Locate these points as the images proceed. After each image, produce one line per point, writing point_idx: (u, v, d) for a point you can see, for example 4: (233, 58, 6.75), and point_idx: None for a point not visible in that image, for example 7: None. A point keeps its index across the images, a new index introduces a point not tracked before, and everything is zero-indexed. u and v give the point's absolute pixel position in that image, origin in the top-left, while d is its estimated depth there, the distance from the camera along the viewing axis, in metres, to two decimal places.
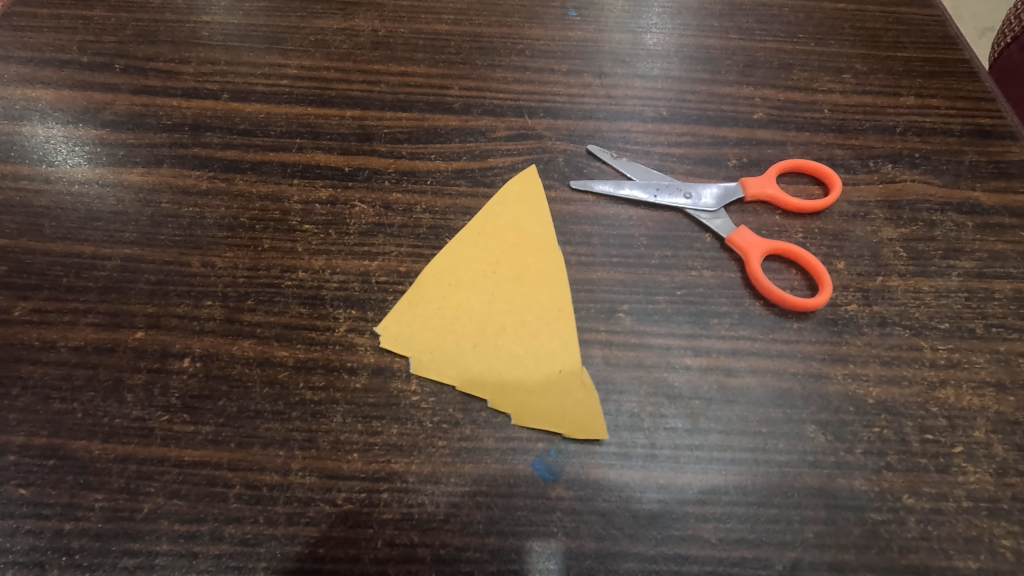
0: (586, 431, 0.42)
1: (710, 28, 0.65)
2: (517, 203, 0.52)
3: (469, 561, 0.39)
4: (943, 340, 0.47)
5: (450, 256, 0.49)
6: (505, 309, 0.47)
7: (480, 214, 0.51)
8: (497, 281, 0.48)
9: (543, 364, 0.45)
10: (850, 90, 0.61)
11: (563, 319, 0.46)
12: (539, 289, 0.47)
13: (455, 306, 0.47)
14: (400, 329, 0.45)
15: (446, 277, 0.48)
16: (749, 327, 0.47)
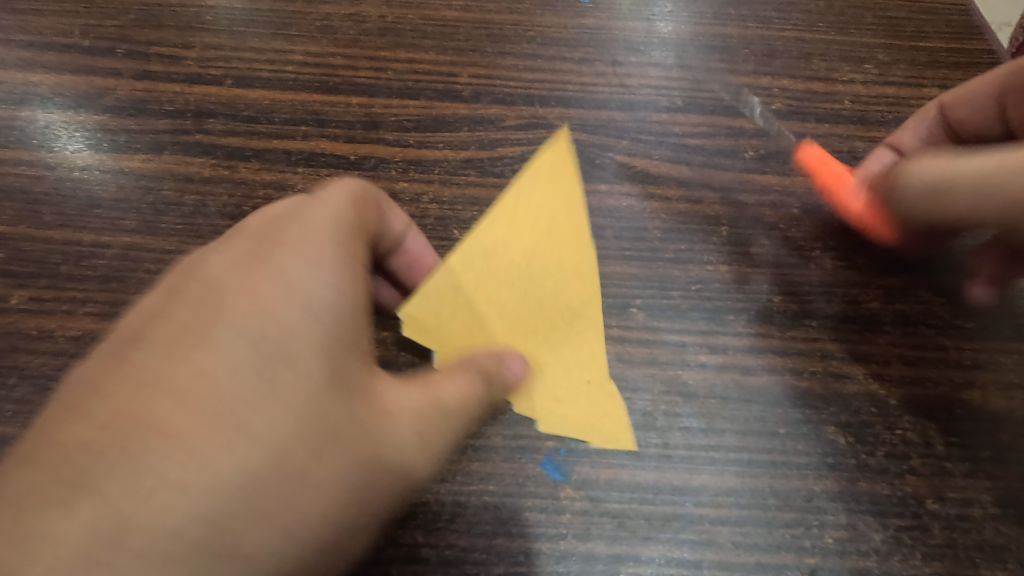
0: (612, 441, 0.40)
1: (727, 16, 0.63)
2: (564, 177, 0.39)
3: (475, 562, 0.37)
4: (970, 340, 0.45)
5: (480, 235, 0.39)
6: (544, 312, 0.39)
7: (519, 187, 0.39)
8: (532, 275, 0.39)
9: (572, 375, 0.40)
10: (872, 81, 0.59)
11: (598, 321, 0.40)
12: (586, 293, 0.39)
13: (482, 298, 0.39)
14: (421, 316, 0.40)
15: (472, 264, 0.39)
16: (766, 324, 0.45)
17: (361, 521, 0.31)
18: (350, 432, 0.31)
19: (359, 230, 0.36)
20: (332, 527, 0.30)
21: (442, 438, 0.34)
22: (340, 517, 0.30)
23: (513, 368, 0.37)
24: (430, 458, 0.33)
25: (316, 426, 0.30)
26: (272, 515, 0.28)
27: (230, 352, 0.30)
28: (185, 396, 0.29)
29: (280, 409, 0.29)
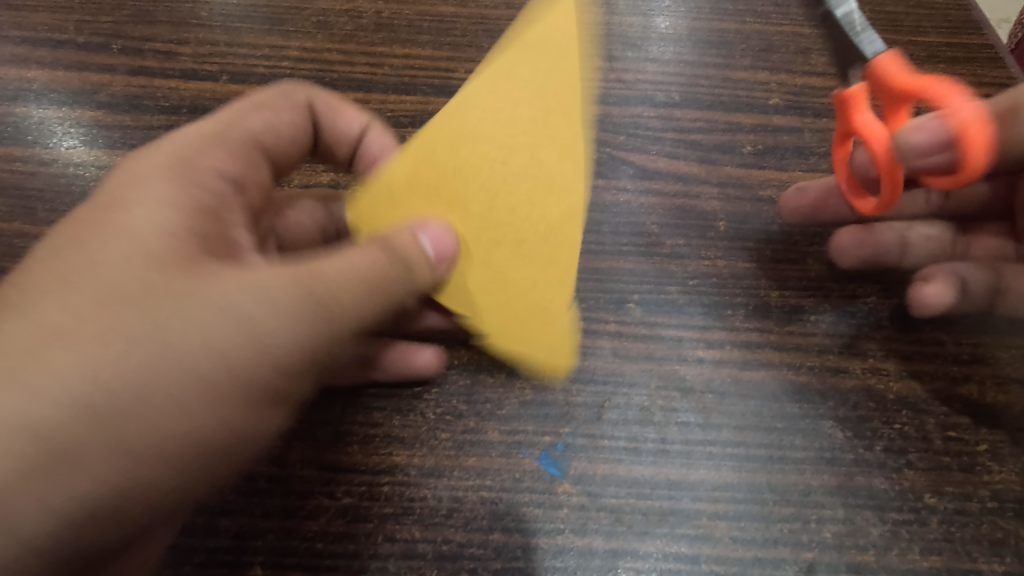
0: (555, 360, 0.40)
1: (725, 10, 0.63)
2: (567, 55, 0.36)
3: (472, 558, 0.37)
4: (967, 334, 0.45)
5: (454, 113, 0.38)
6: (506, 219, 0.38)
7: (512, 57, 0.37)
8: (497, 165, 0.37)
9: (514, 283, 0.39)
10: None
11: (563, 236, 0.38)
12: (551, 205, 0.37)
13: (439, 186, 0.39)
14: (376, 193, 0.40)
15: (437, 144, 0.38)
16: (763, 319, 0.45)
17: (172, 382, 0.30)
18: (169, 289, 0.31)
19: (254, 130, 0.40)
20: (187, 398, 0.31)
21: (271, 305, 0.31)
22: (149, 375, 0.30)
23: (427, 235, 0.37)
24: (255, 323, 0.31)
25: (134, 281, 0.31)
26: (79, 360, 0.29)
27: (87, 250, 0.32)
28: (44, 290, 0.31)
29: (127, 297, 0.31)
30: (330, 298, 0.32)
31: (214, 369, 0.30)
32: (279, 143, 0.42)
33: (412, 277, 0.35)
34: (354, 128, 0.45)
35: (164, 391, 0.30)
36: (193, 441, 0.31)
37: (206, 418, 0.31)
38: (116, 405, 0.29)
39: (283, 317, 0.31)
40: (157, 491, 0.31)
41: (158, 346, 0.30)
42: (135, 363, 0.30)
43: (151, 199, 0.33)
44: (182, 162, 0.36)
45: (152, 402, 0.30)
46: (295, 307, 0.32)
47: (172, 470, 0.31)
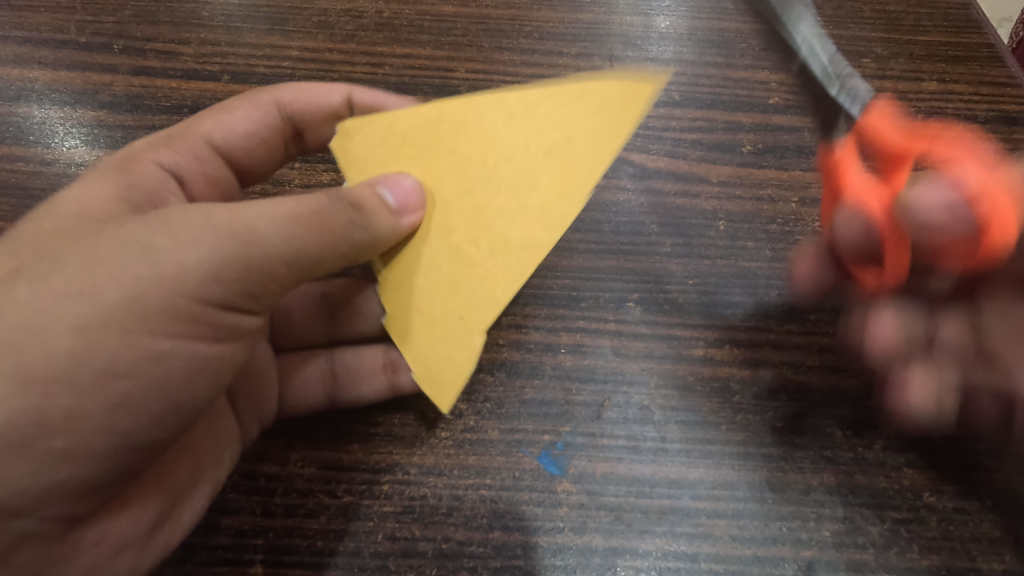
0: (431, 384, 0.37)
1: (725, 10, 0.63)
2: (609, 114, 0.31)
3: (472, 556, 0.37)
4: None
5: (472, 103, 0.35)
6: (467, 221, 0.35)
7: (558, 92, 0.32)
8: (474, 173, 0.34)
9: (440, 278, 0.36)
10: (870, 75, 0.59)
11: (500, 268, 0.33)
12: (508, 230, 0.33)
13: (423, 156, 0.36)
14: (361, 126, 0.38)
15: (441, 119, 0.36)
16: (763, 318, 0.45)
17: (71, 307, 0.29)
18: (83, 234, 0.31)
19: (207, 132, 0.42)
20: (94, 328, 0.29)
21: (176, 229, 0.31)
22: (50, 303, 0.29)
23: (392, 193, 0.35)
24: (159, 247, 0.30)
25: (55, 231, 0.32)
26: None
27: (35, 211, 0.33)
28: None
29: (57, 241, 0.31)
30: (241, 221, 0.31)
31: (124, 298, 0.29)
32: (240, 138, 0.43)
33: (354, 219, 0.34)
34: (333, 99, 0.45)
35: (62, 316, 0.29)
36: (96, 368, 0.29)
37: (109, 343, 0.29)
38: (13, 331, 0.28)
39: (186, 238, 0.30)
40: (60, 423, 0.29)
41: (62, 276, 0.30)
42: (39, 292, 0.29)
43: (86, 177, 0.35)
44: (124, 156, 0.38)
45: (49, 328, 0.29)
46: (200, 229, 0.31)
47: (73, 397, 0.29)
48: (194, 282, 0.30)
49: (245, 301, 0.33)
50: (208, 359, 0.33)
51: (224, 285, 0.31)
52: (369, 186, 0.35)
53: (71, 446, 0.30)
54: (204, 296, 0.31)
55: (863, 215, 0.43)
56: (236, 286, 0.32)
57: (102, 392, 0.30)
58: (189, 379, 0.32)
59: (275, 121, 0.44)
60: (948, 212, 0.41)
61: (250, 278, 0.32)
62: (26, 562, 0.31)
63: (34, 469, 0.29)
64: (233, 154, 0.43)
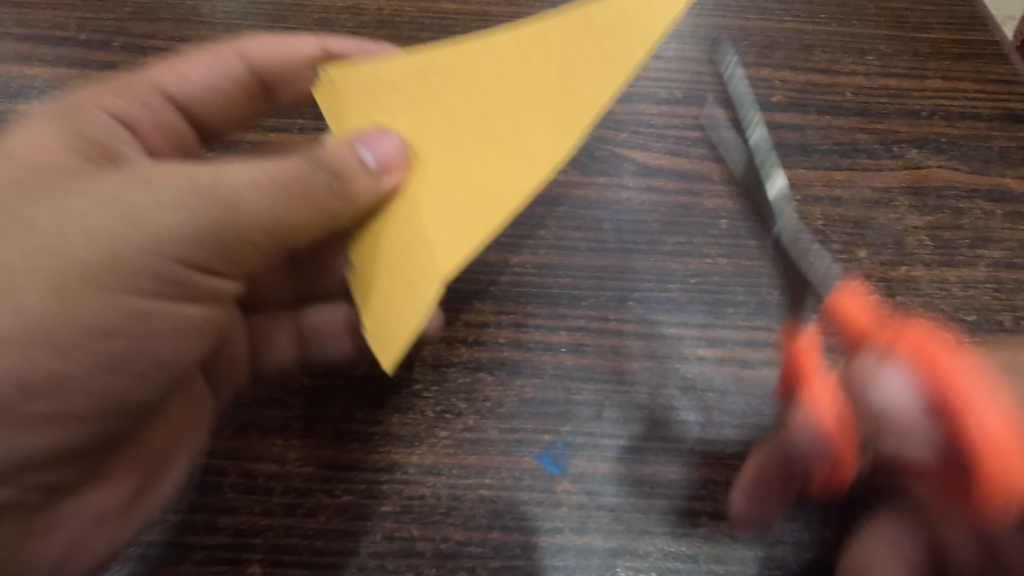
0: (384, 345, 0.31)
1: (727, 7, 0.62)
2: (621, 38, 0.26)
3: (471, 556, 0.37)
4: (970, 333, 0.45)
5: (460, 43, 0.31)
6: (449, 169, 0.31)
7: (557, 22, 0.28)
8: (459, 118, 0.31)
9: (411, 231, 0.31)
10: (874, 72, 0.58)
11: (481, 211, 0.29)
12: (494, 170, 0.29)
13: (407, 100, 0.33)
14: (343, 70, 0.35)
15: (426, 60, 0.32)
16: (766, 317, 0.45)
17: (43, 267, 0.29)
18: (44, 188, 0.31)
19: (163, 83, 0.42)
20: (74, 288, 0.30)
21: (146, 193, 0.31)
22: (27, 260, 0.29)
23: (371, 153, 0.32)
24: (131, 210, 0.30)
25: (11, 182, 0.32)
26: None
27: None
28: None
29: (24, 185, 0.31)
30: (213, 188, 0.31)
31: (101, 258, 0.30)
32: (200, 90, 0.43)
33: (333, 185, 0.33)
34: (306, 48, 0.44)
35: (32, 275, 0.29)
36: (75, 328, 0.30)
37: (92, 304, 0.30)
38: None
39: (156, 203, 0.31)
40: (42, 385, 0.30)
41: (27, 233, 0.30)
42: (7, 250, 0.29)
43: (38, 128, 0.35)
44: (73, 101, 0.38)
45: (19, 286, 0.29)
46: (174, 197, 0.31)
47: (61, 358, 0.30)
48: (167, 246, 0.31)
49: (218, 267, 0.33)
50: (184, 322, 0.34)
51: (200, 252, 0.32)
52: (351, 148, 0.33)
53: (58, 408, 0.31)
54: (176, 259, 0.32)
55: (816, 412, 0.36)
56: (210, 254, 0.32)
57: (83, 354, 0.31)
58: (174, 341, 0.34)
59: (239, 72, 0.43)
60: (910, 415, 0.33)
61: (223, 246, 0.32)
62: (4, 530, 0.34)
63: (24, 433, 0.31)
64: (193, 106, 0.43)
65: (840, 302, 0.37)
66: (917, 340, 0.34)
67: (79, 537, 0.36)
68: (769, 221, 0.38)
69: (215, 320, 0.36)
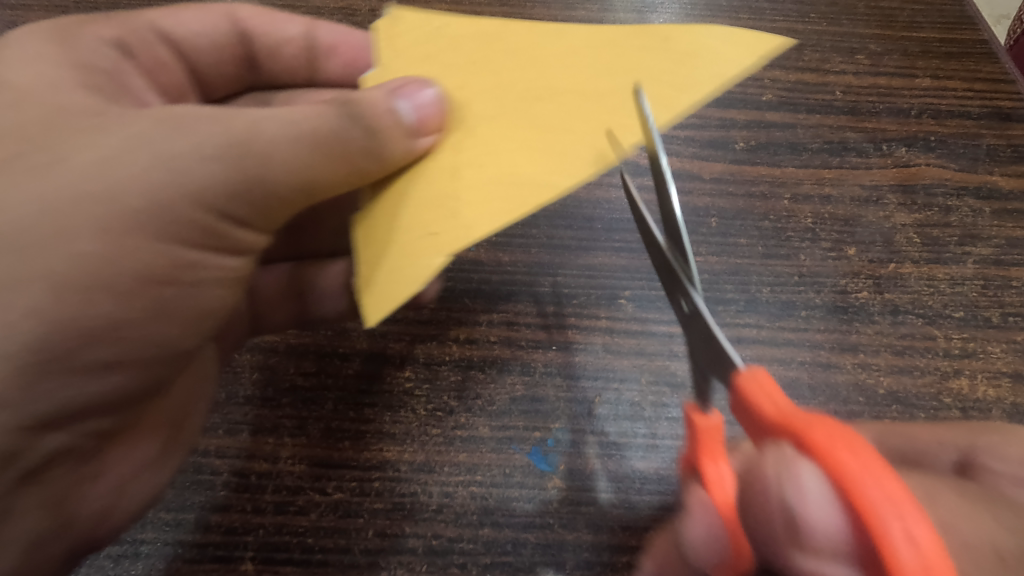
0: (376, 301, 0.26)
1: (718, 7, 0.63)
2: (698, 66, 0.28)
3: (462, 552, 0.37)
4: (958, 330, 0.46)
5: (535, 35, 0.32)
6: (492, 129, 0.29)
7: (639, 43, 0.30)
8: (514, 91, 0.30)
9: (426, 197, 0.28)
10: (863, 71, 0.58)
11: (519, 173, 0.27)
12: (540, 137, 0.28)
13: (465, 66, 0.33)
14: (416, 21, 0.36)
15: (499, 36, 0.33)
16: (755, 315, 0.46)
17: (90, 209, 0.27)
18: (74, 126, 0.30)
19: (158, 21, 0.41)
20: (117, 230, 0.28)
21: (190, 137, 0.29)
22: (66, 198, 0.27)
23: (409, 103, 0.30)
24: (173, 153, 0.28)
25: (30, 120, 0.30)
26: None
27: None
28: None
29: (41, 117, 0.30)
30: (254, 136, 0.30)
31: (145, 200, 0.28)
32: (190, 36, 0.42)
33: (367, 144, 0.30)
34: (293, 28, 0.44)
35: (79, 217, 0.27)
36: (128, 276, 0.29)
37: (136, 247, 0.28)
38: (32, 231, 0.27)
39: (200, 148, 0.29)
40: (99, 331, 0.29)
41: (67, 171, 0.28)
42: (50, 187, 0.27)
43: (43, 58, 0.33)
44: (71, 24, 0.37)
45: (65, 229, 0.27)
46: (216, 144, 0.29)
47: (110, 300, 0.29)
48: (209, 195, 0.29)
49: (254, 221, 0.32)
50: (228, 273, 0.33)
51: (239, 204, 0.30)
52: (386, 96, 0.31)
53: (114, 356, 0.30)
54: (216, 211, 0.30)
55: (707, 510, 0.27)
56: (249, 206, 0.31)
57: (136, 302, 0.29)
58: (209, 293, 0.32)
59: (228, 31, 0.43)
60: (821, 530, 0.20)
61: (263, 198, 0.31)
62: (58, 480, 0.33)
63: (81, 382, 0.30)
64: (184, 51, 0.43)
65: (754, 385, 0.26)
66: (820, 441, 0.21)
67: (123, 486, 0.36)
68: (682, 292, 0.30)
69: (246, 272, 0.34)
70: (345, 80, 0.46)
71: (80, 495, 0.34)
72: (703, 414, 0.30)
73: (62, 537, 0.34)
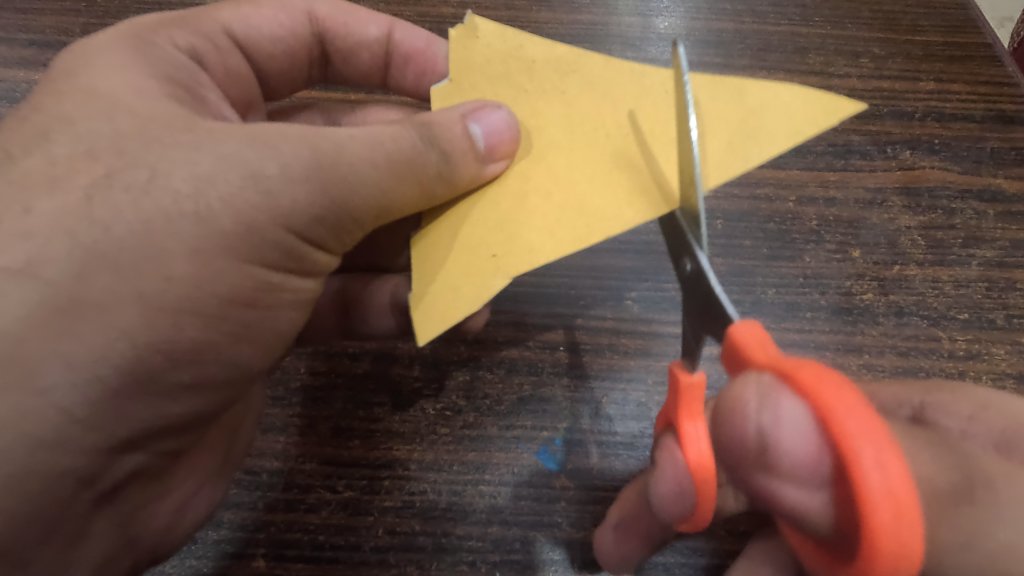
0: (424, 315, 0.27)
1: (723, 10, 0.63)
2: (773, 122, 0.27)
3: (472, 550, 0.38)
4: (962, 331, 0.46)
5: (611, 64, 0.31)
6: (559, 165, 0.30)
7: (717, 84, 0.29)
8: (587, 126, 0.30)
9: (489, 216, 0.30)
10: (867, 75, 0.59)
11: (584, 217, 0.28)
12: (605, 181, 0.28)
13: (538, 91, 0.32)
14: (492, 30, 0.33)
15: (575, 61, 0.32)
16: (759, 316, 0.46)
17: (189, 231, 0.27)
18: (167, 139, 0.29)
19: (228, 21, 0.40)
20: (210, 257, 0.28)
21: (283, 158, 0.29)
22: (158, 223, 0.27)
23: (480, 128, 0.30)
24: (267, 177, 0.28)
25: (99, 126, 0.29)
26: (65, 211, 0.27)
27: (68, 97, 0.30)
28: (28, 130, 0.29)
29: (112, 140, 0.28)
30: (340, 161, 0.30)
31: (239, 226, 0.28)
32: (264, 40, 0.41)
33: (442, 171, 0.30)
34: (373, 32, 0.44)
35: (179, 241, 0.27)
36: (218, 300, 0.29)
37: (229, 270, 0.29)
38: (130, 253, 0.27)
39: (292, 172, 0.29)
40: (189, 355, 0.29)
41: (167, 192, 0.27)
42: (149, 208, 0.27)
43: (120, 64, 0.32)
44: (147, 25, 0.35)
45: (163, 252, 0.27)
46: (306, 168, 0.29)
47: (200, 326, 0.29)
48: (295, 220, 0.30)
49: (328, 242, 0.32)
50: (300, 295, 0.33)
51: (318, 228, 0.31)
52: (458, 118, 0.31)
53: (197, 379, 0.30)
54: (297, 233, 0.30)
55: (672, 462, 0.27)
56: (326, 229, 0.31)
57: (221, 324, 0.29)
58: (283, 313, 0.33)
59: (304, 31, 0.43)
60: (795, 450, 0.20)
61: (341, 221, 0.31)
62: (131, 495, 0.32)
63: (164, 403, 0.29)
64: (254, 53, 0.42)
65: (745, 332, 0.25)
66: (807, 377, 0.21)
67: (188, 504, 0.36)
68: (687, 253, 0.28)
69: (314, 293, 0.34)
70: (415, 89, 0.47)
71: (147, 512, 0.34)
72: (688, 371, 0.29)
73: (129, 554, 0.33)
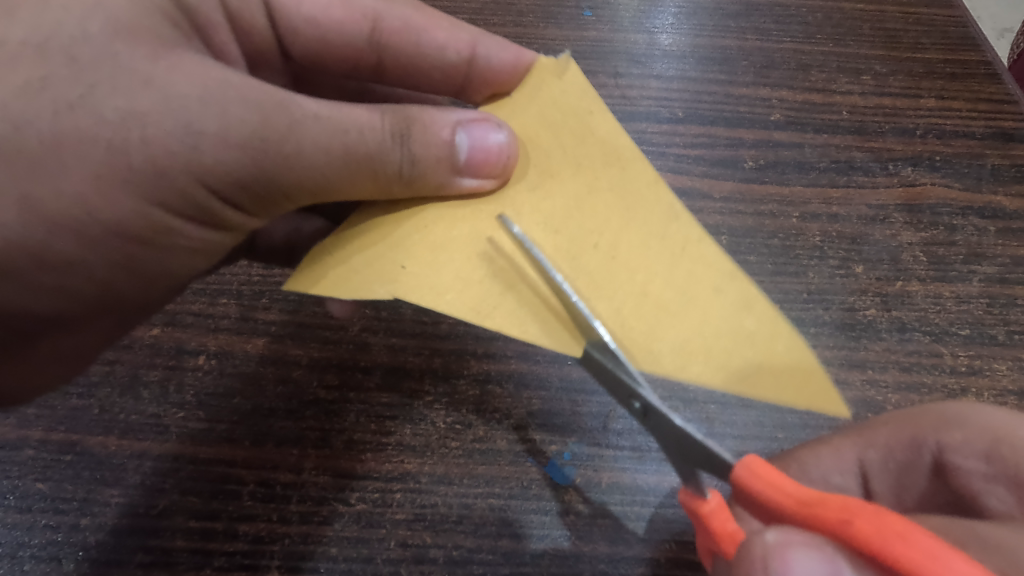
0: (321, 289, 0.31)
1: (726, 28, 0.64)
2: (751, 365, 0.27)
3: (481, 563, 0.38)
4: (963, 347, 0.47)
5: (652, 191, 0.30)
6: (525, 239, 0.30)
7: (721, 287, 0.28)
8: (572, 226, 0.30)
9: (434, 233, 0.31)
10: (869, 91, 0.60)
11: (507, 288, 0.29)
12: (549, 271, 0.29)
13: (571, 161, 0.31)
14: (576, 82, 0.32)
15: (624, 160, 0.31)
16: None
17: (97, 156, 0.29)
18: (126, 61, 0.30)
19: None
20: (106, 182, 0.30)
21: (226, 120, 0.30)
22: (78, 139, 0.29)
23: (467, 138, 0.32)
24: (202, 134, 0.30)
25: (94, 37, 0.30)
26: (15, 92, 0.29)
27: None
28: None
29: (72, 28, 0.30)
30: (290, 137, 0.31)
31: (147, 169, 0.30)
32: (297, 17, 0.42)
33: (404, 171, 0.32)
34: (451, 55, 0.42)
35: (85, 163, 0.29)
36: (104, 226, 0.31)
37: (125, 203, 0.30)
38: (36, 158, 0.29)
39: (229, 134, 0.30)
40: (58, 264, 0.31)
41: (92, 115, 0.29)
42: (70, 122, 0.29)
43: None
44: None
45: (63, 166, 0.29)
46: (248, 134, 0.30)
47: (75, 245, 0.31)
48: (217, 180, 0.31)
49: (250, 207, 0.34)
50: (201, 243, 0.35)
51: (241, 191, 0.32)
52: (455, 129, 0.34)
53: (65, 287, 0.32)
54: (215, 193, 0.32)
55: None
56: (249, 195, 0.33)
57: (103, 250, 0.31)
58: (179, 258, 0.35)
59: (363, 39, 0.42)
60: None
61: (267, 191, 0.33)
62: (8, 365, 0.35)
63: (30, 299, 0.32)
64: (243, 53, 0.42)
65: (748, 476, 0.26)
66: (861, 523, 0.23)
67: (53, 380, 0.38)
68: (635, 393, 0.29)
69: (226, 244, 0.36)
70: None
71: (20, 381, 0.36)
72: (700, 497, 0.29)
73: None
